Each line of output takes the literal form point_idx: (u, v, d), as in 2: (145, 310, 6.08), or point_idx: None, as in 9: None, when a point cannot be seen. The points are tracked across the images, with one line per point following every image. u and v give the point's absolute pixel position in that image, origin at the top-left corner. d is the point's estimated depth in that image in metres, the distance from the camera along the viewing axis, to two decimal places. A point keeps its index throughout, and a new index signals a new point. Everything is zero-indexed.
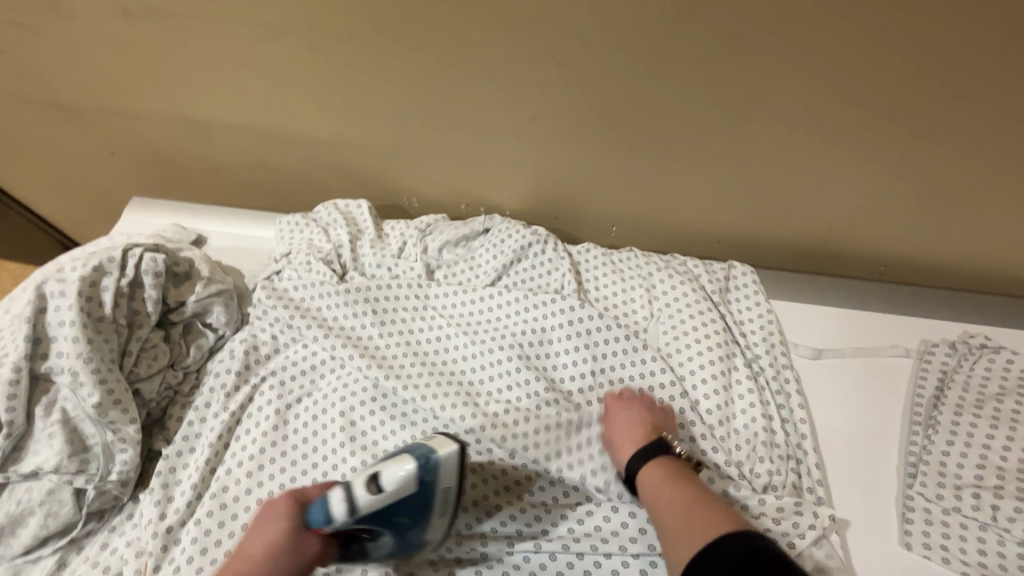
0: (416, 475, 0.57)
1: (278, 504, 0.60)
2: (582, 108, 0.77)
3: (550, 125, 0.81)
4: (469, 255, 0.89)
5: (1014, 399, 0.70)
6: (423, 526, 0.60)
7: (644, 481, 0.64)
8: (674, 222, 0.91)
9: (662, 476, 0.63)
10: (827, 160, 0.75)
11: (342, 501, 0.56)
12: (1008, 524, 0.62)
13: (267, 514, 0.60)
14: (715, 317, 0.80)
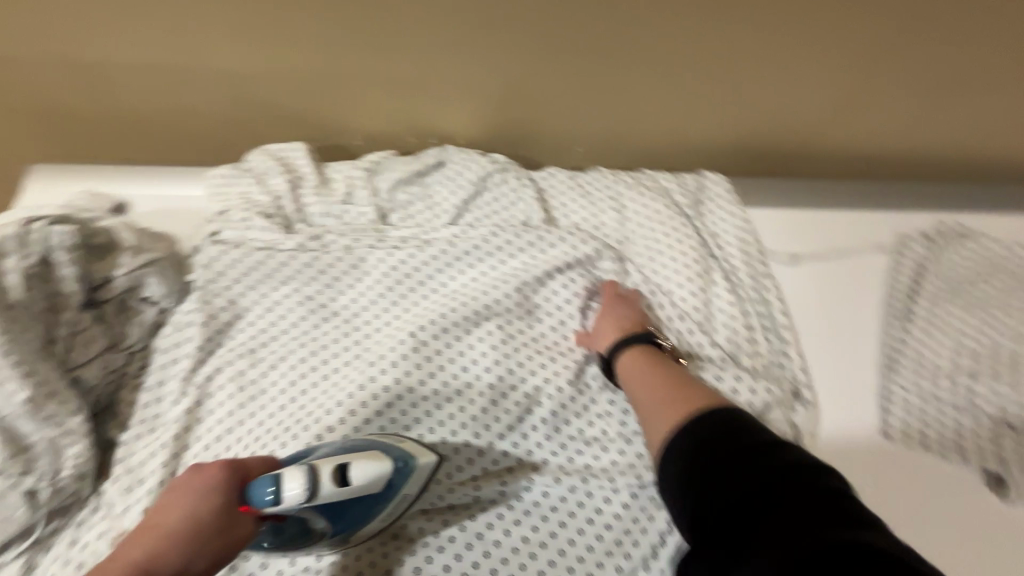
0: (389, 475, 0.57)
1: (213, 480, 0.51)
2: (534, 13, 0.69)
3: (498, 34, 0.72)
4: (427, 194, 0.81)
5: (985, 283, 0.71)
6: (362, 519, 0.58)
7: (625, 366, 0.65)
8: (638, 133, 0.85)
9: (642, 357, 0.64)
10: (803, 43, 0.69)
11: (301, 488, 0.51)
12: (982, 403, 0.65)
13: (196, 487, 0.51)
14: (691, 232, 0.76)
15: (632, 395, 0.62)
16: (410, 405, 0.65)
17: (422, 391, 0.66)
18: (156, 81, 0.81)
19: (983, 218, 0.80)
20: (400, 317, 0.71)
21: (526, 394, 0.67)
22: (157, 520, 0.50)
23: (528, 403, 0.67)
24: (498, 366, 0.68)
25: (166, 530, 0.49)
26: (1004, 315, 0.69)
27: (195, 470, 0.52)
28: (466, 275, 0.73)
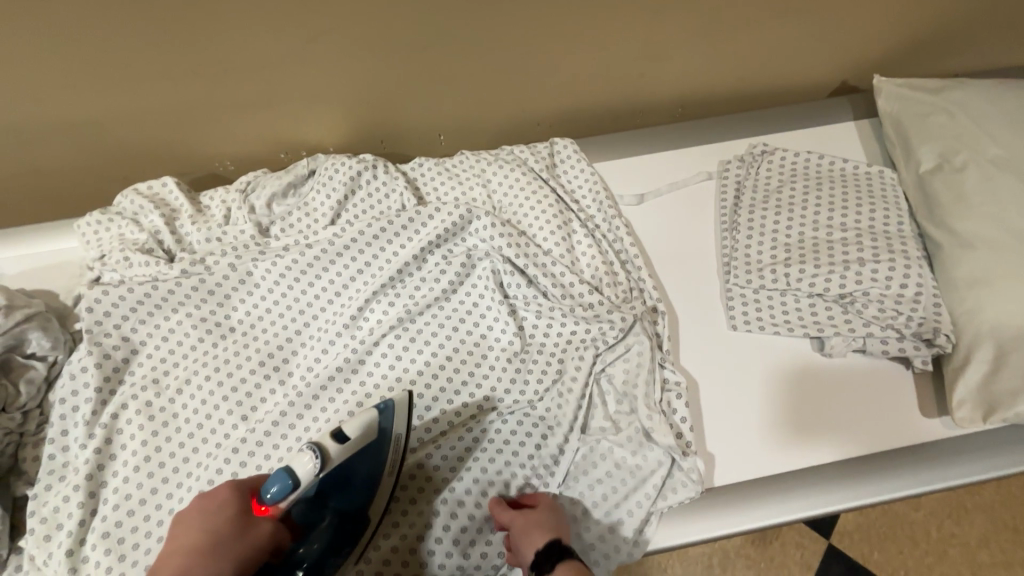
0: (376, 423, 0.62)
1: (223, 498, 0.59)
2: (361, 15, 0.75)
3: (333, 44, 0.79)
4: (304, 202, 0.85)
5: (789, 186, 0.85)
6: (372, 487, 0.64)
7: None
8: (493, 119, 0.96)
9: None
10: (595, 15, 0.81)
11: (312, 460, 0.56)
12: (798, 284, 0.78)
13: (207, 505, 0.58)
14: (549, 192, 0.85)
15: None
16: (321, 396, 0.72)
17: (328, 382, 0.73)
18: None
19: (783, 134, 0.95)
20: (298, 318, 0.76)
21: (423, 362, 0.74)
22: (179, 544, 0.56)
23: (429, 367, 0.74)
24: (394, 345, 0.75)
25: (185, 548, 0.55)
26: (805, 209, 0.82)
27: (202, 497, 0.59)
28: (349, 267, 0.77)
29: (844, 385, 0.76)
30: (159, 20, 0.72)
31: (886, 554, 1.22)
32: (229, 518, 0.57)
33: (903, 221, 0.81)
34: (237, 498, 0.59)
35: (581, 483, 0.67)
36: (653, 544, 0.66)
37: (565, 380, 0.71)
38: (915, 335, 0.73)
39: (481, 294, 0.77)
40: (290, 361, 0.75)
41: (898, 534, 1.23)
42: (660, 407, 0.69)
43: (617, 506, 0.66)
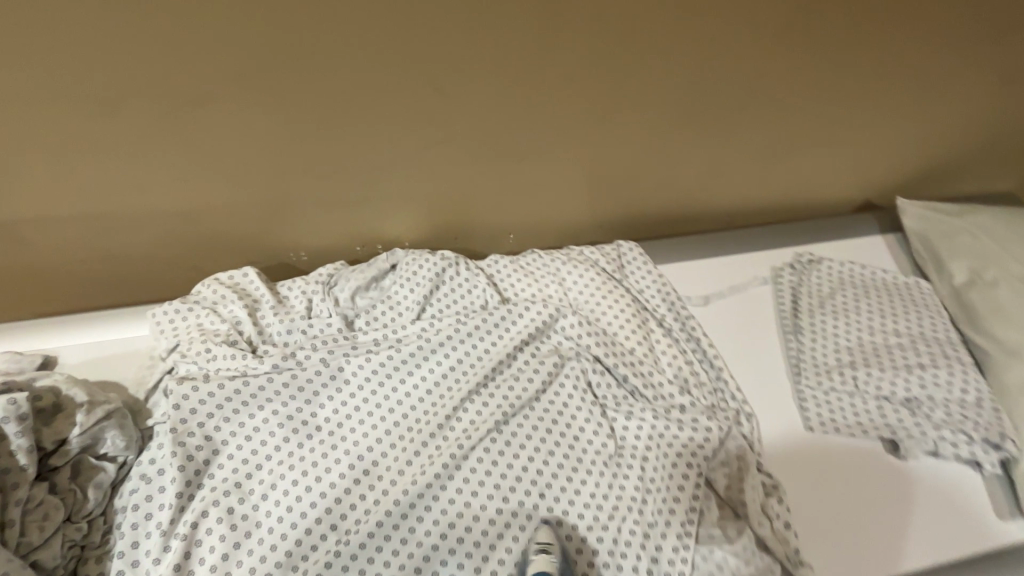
0: None
1: None
2: (469, 130, 0.83)
3: (438, 155, 0.86)
4: (386, 295, 0.87)
5: (842, 293, 0.93)
6: None
7: None
8: (562, 221, 1.02)
9: None
10: (668, 140, 0.92)
11: None
12: (865, 386, 0.83)
13: None
14: (624, 293, 0.89)
15: None
16: (416, 505, 0.69)
17: (425, 489, 0.70)
18: (91, 222, 0.81)
19: (822, 244, 1.04)
20: (388, 419, 0.74)
21: (520, 466, 0.72)
22: None
23: (526, 472, 0.72)
24: (490, 446, 0.73)
25: None
26: (859, 315, 0.89)
27: None
28: (441, 363, 0.78)
29: (922, 488, 0.78)
30: (290, 127, 0.77)
31: None
32: None
33: (949, 328, 0.88)
34: None
35: None
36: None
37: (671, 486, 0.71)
38: (985, 439, 0.78)
39: (570, 394, 0.78)
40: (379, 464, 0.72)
41: None
42: (767, 513, 0.70)
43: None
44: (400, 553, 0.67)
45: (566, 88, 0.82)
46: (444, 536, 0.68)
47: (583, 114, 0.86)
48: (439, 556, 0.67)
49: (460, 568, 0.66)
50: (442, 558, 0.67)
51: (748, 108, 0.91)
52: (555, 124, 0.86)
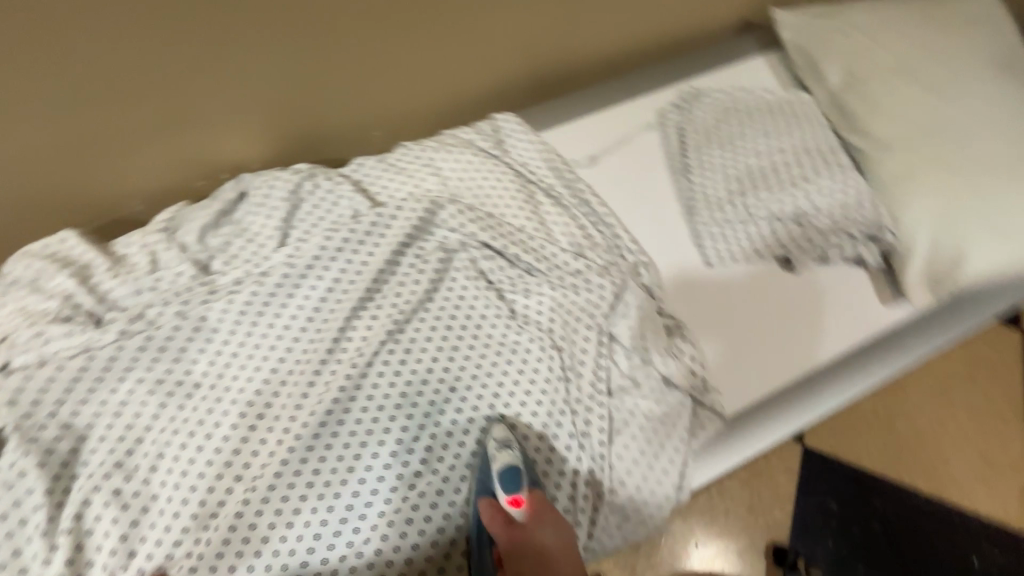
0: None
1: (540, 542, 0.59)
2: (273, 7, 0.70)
3: (247, 47, 0.72)
4: (242, 229, 0.76)
5: (726, 124, 0.89)
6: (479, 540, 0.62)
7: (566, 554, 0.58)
8: (426, 104, 0.90)
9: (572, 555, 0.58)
10: None
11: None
12: (756, 212, 0.82)
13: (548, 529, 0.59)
14: (504, 168, 0.81)
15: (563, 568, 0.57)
16: (322, 434, 0.65)
17: (328, 417, 0.66)
18: None
19: (706, 76, 0.98)
20: (270, 357, 0.68)
21: (424, 370, 0.69)
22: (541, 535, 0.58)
23: (432, 375, 0.69)
24: (389, 358, 0.69)
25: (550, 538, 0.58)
26: (745, 142, 0.87)
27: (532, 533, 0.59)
28: (316, 288, 0.70)
29: (814, 298, 0.81)
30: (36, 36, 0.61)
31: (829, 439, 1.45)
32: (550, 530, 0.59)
33: (828, 136, 0.88)
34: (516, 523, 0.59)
35: (615, 444, 0.67)
36: (694, 483, 0.70)
37: (576, 349, 0.70)
38: (866, 234, 0.81)
39: (464, 287, 0.73)
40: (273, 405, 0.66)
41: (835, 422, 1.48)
42: (671, 351, 0.71)
43: (658, 464, 0.67)
44: (315, 484, 0.63)
45: None
46: (358, 456, 0.65)
47: None
48: (357, 476, 0.64)
49: (381, 482, 0.64)
50: (361, 477, 0.64)
51: None
52: None
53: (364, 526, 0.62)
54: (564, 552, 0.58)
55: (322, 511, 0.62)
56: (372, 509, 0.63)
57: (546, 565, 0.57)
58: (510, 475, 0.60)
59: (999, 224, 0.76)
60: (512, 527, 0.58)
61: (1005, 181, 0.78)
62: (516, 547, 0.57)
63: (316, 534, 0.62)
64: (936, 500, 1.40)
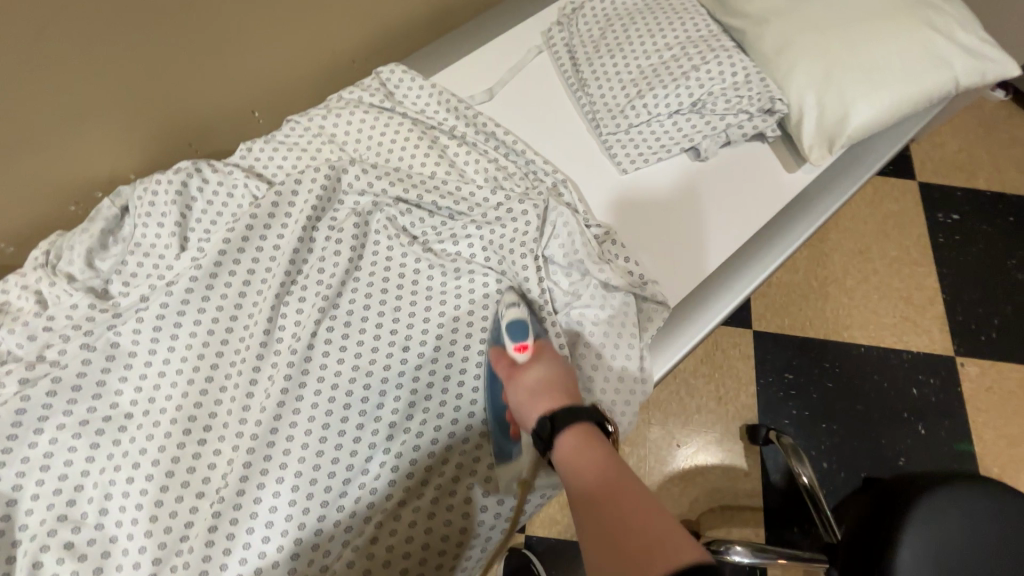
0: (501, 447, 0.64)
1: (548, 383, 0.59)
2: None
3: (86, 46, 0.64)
4: (133, 244, 0.70)
5: (613, 30, 0.88)
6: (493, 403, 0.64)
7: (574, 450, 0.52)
8: (306, 73, 0.87)
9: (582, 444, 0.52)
10: None
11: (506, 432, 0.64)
12: (659, 110, 0.83)
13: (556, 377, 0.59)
14: (401, 120, 0.78)
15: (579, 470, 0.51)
16: (278, 427, 0.60)
17: (279, 409, 0.61)
18: None
19: None
20: (201, 365, 0.64)
21: (369, 337, 0.66)
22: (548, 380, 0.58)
23: (379, 339, 0.66)
24: (331, 334, 0.66)
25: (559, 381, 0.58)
26: (633, 44, 0.87)
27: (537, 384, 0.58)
28: (234, 284, 0.67)
29: (729, 181, 0.85)
30: None
31: (769, 319, 1.58)
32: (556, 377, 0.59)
33: (709, 23, 0.89)
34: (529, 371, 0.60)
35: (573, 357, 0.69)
36: (658, 373, 0.72)
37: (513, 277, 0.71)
38: (761, 110, 0.84)
39: (389, 247, 0.71)
40: (218, 412, 0.63)
41: (773, 303, 1.60)
42: (605, 259, 0.72)
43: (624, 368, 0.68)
44: (284, 479, 0.59)
45: None
46: (323, 439, 0.61)
47: None
48: (329, 457, 0.61)
49: (355, 454, 0.62)
50: (332, 457, 0.61)
51: None
52: None
53: (346, 504, 0.61)
54: (558, 381, 0.59)
55: (301, 501, 0.59)
56: (351, 484, 0.61)
57: (537, 391, 0.57)
58: (517, 327, 0.62)
59: (873, 71, 0.81)
60: (515, 366, 0.60)
61: (867, 31, 0.82)
62: (517, 380, 0.59)
63: (300, 524, 0.59)
64: (868, 346, 1.56)
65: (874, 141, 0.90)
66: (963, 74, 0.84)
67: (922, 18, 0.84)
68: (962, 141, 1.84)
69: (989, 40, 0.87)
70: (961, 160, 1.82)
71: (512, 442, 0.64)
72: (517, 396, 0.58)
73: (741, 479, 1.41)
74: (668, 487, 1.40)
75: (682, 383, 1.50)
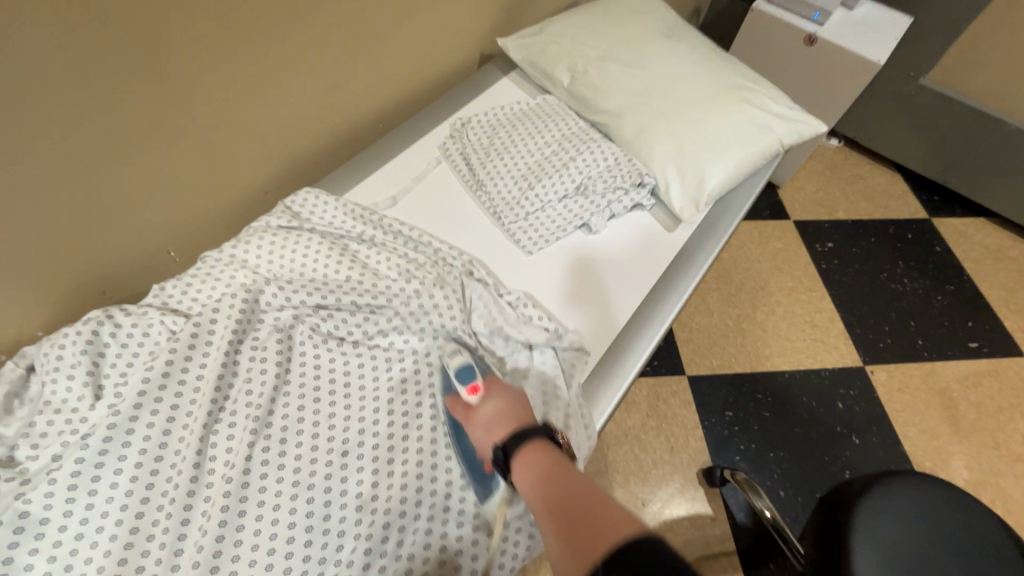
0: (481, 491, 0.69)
1: (501, 413, 0.65)
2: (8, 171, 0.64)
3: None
4: (42, 403, 0.68)
5: (497, 136, 1.02)
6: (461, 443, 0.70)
7: (531, 477, 0.58)
8: (218, 208, 0.92)
9: (542, 466, 0.58)
10: (268, 83, 0.85)
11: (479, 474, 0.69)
12: (550, 195, 0.94)
13: (510, 410, 0.65)
14: (311, 235, 0.84)
15: (540, 499, 0.55)
16: (220, 564, 0.58)
17: (218, 545, 0.59)
18: None
19: (468, 106, 1.12)
20: (127, 515, 0.61)
21: (306, 449, 0.66)
22: (507, 419, 0.65)
23: (316, 449, 0.67)
24: (265, 454, 0.65)
25: (515, 413, 0.65)
26: (516, 145, 1.00)
27: (493, 419, 0.65)
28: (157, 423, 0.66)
29: (625, 245, 0.97)
30: None
31: (698, 363, 1.68)
32: (516, 411, 0.66)
33: (577, 120, 1.05)
34: (485, 408, 0.67)
35: None
36: (598, 423, 0.77)
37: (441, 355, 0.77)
38: (634, 184, 0.98)
39: (316, 355, 0.74)
40: (147, 563, 0.59)
41: (699, 348, 1.71)
42: (522, 321, 0.80)
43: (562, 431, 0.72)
44: None
45: (106, 67, 0.66)
46: (269, 565, 0.59)
47: (154, 96, 0.72)
48: None
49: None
50: None
51: (333, 22, 0.87)
52: (124, 116, 0.71)
53: None
54: (509, 405, 0.66)
55: None
56: None
57: (491, 424, 0.65)
58: (464, 372, 0.70)
59: (713, 142, 0.98)
60: (469, 409, 0.68)
61: (702, 112, 1.01)
62: (472, 421, 0.66)
63: None
64: (790, 371, 1.69)
65: (731, 194, 1.06)
66: (782, 133, 1.04)
67: (740, 96, 1.05)
68: (817, 182, 2.16)
69: (793, 105, 1.09)
70: (820, 198, 2.12)
71: (492, 478, 0.69)
72: (475, 434, 0.65)
73: (710, 525, 1.42)
74: None
75: (633, 440, 1.53)
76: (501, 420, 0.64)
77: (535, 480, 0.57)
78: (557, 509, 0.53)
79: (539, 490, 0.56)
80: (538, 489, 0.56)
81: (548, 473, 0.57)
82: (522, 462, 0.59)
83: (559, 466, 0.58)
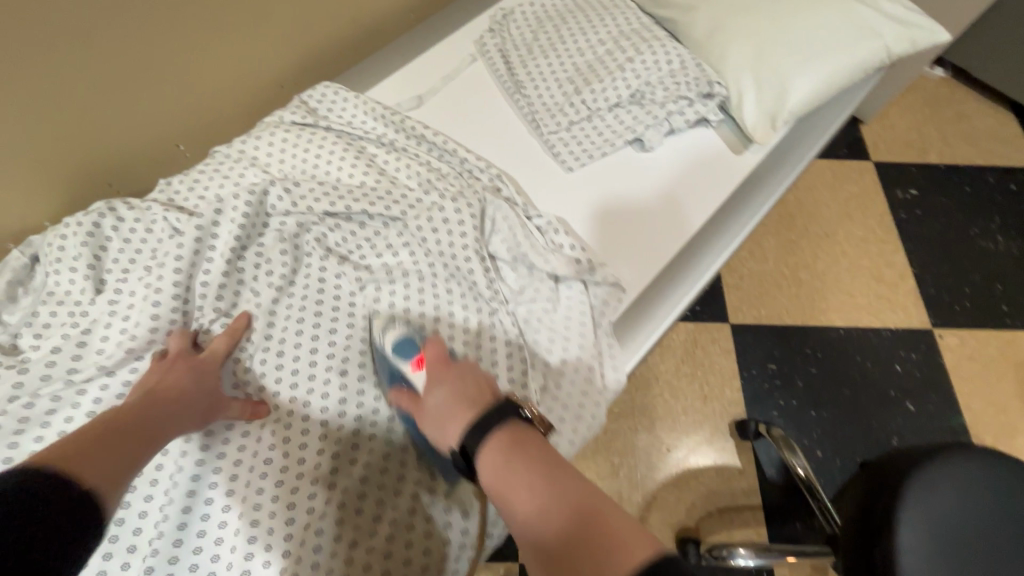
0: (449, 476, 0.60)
1: (459, 384, 0.52)
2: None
3: None
4: (46, 294, 0.65)
5: (542, 32, 0.87)
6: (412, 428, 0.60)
7: (487, 467, 0.46)
8: (231, 102, 0.84)
9: (503, 452, 0.46)
10: None
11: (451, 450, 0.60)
12: (598, 104, 0.81)
13: (462, 379, 0.52)
14: (326, 134, 0.76)
15: (501, 496, 0.44)
16: (217, 469, 0.57)
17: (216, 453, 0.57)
18: None
19: None
20: None
21: (304, 363, 0.62)
22: (460, 390, 0.51)
23: (316, 364, 0.62)
24: (265, 360, 0.62)
25: (478, 385, 0.52)
26: (564, 42, 0.86)
27: (450, 387, 0.52)
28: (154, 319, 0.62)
29: (677, 166, 0.82)
30: None
31: (744, 312, 1.56)
32: (474, 383, 0.52)
33: (640, 14, 0.89)
34: (436, 382, 0.54)
35: (540, 361, 0.65)
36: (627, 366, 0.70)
37: (462, 268, 0.67)
38: (700, 95, 0.83)
39: (322, 267, 0.68)
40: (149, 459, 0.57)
41: (747, 295, 1.58)
42: (549, 248, 0.68)
43: (588, 372, 0.65)
44: (225, 521, 0.55)
45: None
46: (266, 475, 0.56)
47: None
48: (270, 495, 0.55)
49: (297, 492, 0.55)
50: (275, 495, 0.55)
51: None
52: None
53: (291, 547, 0.53)
54: (471, 383, 0.53)
55: (241, 546, 0.54)
56: (296, 521, 0.54)
57: (447, 404, 0.51)
58: (405, 343, 0.58)
59: (804, 47, 0.81)
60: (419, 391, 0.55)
61: (794, 10, 0.82)
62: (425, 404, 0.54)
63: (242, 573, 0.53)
64: (846, 329, 1.55)
65: (815, 116, 0.89)
66: (892, 42, 0.85)
67: None
68: (911, 119, 1.88)
69: (912, 7, 0.88)
70: (912, 138, 1.85)
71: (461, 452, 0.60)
72: (427, 418, 0.53)
73: (736, 478, 1.37)
74: (663, 495, 1.35)
75: (664, 385, 1.46)
76: (461, 394, 0.51)
77: (490, 465, 0.46)
78: (535, 505, 0.43)
79: (503, 490, 0.44)
80: (504, 474, 0.44)
81: (514, 450, 0.46)
82: (488, 450, 0.46)
83: (525, 441, 0.46)
